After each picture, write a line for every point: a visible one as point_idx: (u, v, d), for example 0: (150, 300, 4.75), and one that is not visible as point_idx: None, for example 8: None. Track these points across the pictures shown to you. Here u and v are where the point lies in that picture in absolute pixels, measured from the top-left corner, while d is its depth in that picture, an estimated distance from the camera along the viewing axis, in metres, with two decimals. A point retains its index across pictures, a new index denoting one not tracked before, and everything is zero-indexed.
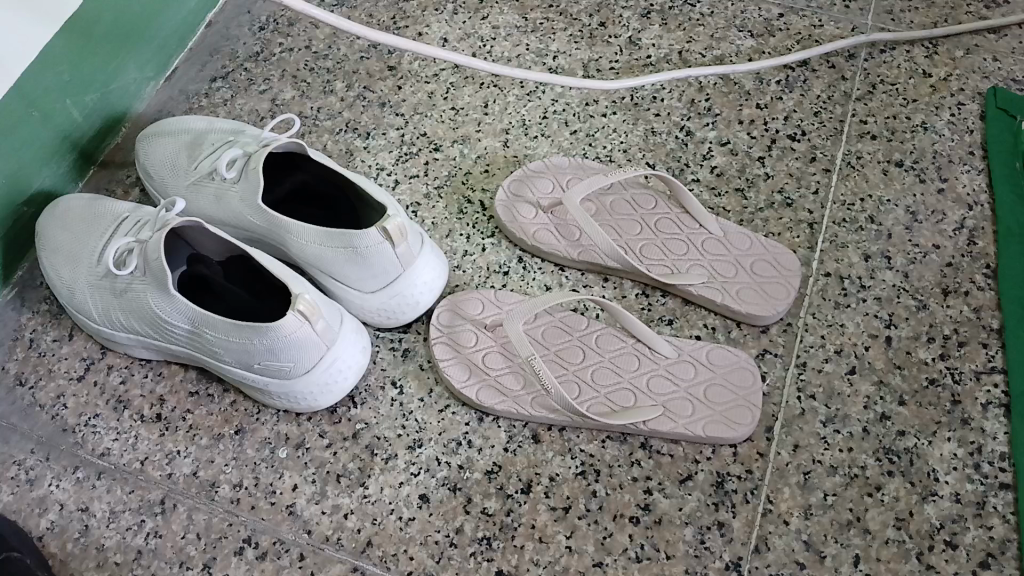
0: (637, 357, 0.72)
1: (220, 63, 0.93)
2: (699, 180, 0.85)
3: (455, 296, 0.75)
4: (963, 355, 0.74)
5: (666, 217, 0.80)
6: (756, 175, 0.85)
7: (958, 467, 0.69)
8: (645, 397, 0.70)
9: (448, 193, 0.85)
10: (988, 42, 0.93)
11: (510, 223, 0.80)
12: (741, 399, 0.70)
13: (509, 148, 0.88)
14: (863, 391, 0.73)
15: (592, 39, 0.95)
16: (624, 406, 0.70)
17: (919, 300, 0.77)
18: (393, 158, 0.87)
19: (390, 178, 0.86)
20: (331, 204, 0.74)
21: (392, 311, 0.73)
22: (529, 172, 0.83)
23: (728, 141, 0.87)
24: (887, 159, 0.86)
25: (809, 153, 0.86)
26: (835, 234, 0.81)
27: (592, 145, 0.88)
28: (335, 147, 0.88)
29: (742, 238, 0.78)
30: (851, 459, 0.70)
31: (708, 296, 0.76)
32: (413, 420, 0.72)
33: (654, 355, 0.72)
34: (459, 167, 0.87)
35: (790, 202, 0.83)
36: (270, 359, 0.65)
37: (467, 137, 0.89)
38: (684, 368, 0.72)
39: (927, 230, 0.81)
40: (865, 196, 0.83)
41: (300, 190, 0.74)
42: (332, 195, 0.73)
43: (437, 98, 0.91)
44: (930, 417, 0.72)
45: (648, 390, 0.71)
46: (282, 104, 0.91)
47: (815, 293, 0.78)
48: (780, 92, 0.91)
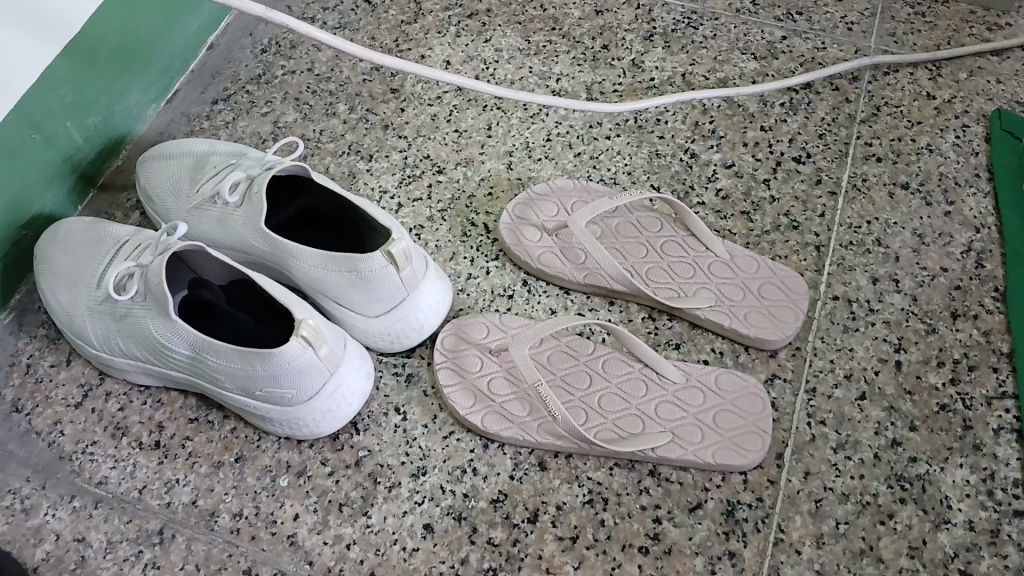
0: (645, 382, 0.72)
1: (221, 86, 0.93)
2: (705, 204, 0.85)
3: (456, 320, 0.75)
4: (973, 380, 0.74)
5: (672, 240, 0.79)
6: (762, 198, 0.85)
7: (971, 494, 0.69)
8: (654, 423, 0.70)
9: (452, 216, 0.85)
10: (991, 64, 0.93)
11: (515, 247, 0.80)
12: (750, 426, 0.70)
13: (513, 170, 0.88)
14: (873, 416, 0.72)
15: (595, 62, 0.95)
16: (633, 433, 0.69)
17: (928, 324, 0.76)
18: (396, 180, 0.87)
19: (393, 202, 0.85)
20: (337, 229, 0.72)
21: (396, 336, 0.72)
22: (534, 197, 0.82)
23: (732, 163, 0.87)
24: (892, 182, 0.85)
25: (815, 176, 0.86)
26: (841, 257, 0.80)
27: (596, 168, 0.87)
28: (337, 170, 0.88)
29: (749, 261, 0.79)
30: (863, 487, 0.69)
31: (716, 320, 0.75)
32: (417, 447, 0.70)
33: (662, 380, 0.72)
34: (463, 190, 0.86)
35: (796, 225, 0.83)
36: (273, 387, 0.64)
37: (471, 160, 0.88)
38: (692, 394, 0.71)
39: (934, 252, 0.80)
40: (872, 218, 0.83)
41: (303, 214, 0.73)
42: (338, 221, 0.72)
43: (440, 121, 0.91)
44: (941, 442, 0.71)
45: (657, 416, 0.70)
46: (284, 127, 0.91)
47: (822, 317, 0.77)
48: (784, 114, 0.90)
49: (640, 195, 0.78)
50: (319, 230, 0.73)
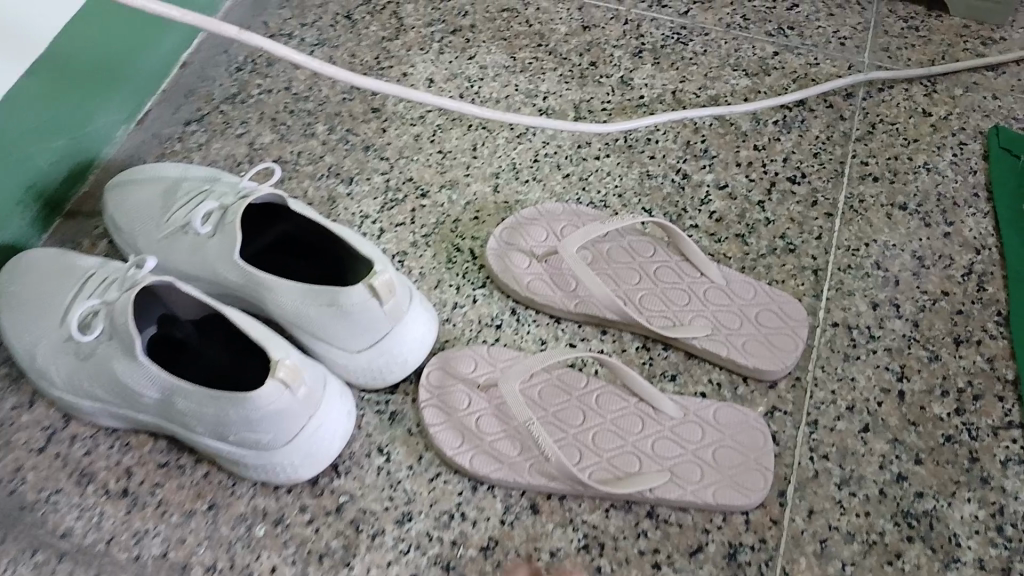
0: (640, 418, 0.69)
1: (195, 106, 0.89)
2: (698, 227, 0.82)
3: (441, 353, 0.72)
4: (979, 409, 0.71)
5: (666, 265, 0.77)
6: (757, 220, 0.82)
7: (980, 531, 0.66)
8: (651, 461, 0.67)
9: (436, 241, 0.81)
10: (987, 79, 0.91)
11: (503, 274, 0.76)
12: (751, 462, 0.67)
13: (500, 193, 0.84)
14: (877, 450, 0.69)
15: (583, 79, 0.92)
16: (629, 472, 0.66)
17: (930, 351, 0.74)
18: (378, 205, 0.83)
19: (374, 227, 0.82)
20: (316, 258, 0.69)
21: (378, 371, 0.69)
22: (523, 221, 0.79)
23: (726, 184, 0.84)
24: (890, 202, 0.83)
25: (810, 197, 0.83)
26: (840, 281, 0.78)
27: (586, 190, 0.84)
28: (316, 194, 0.84)
29: (745, 286, 0.76)
30: (868, 525, 0.66)
31: (713, 349, 0.72)
32: (402, 491, 0.67)
33: (659, 415, 0.69)
34: (447, 214, 0.83)
35: (792, 248, 0.80)
36: (249, 432, 0.61)
37: (455, 182, 0.85)
38: (689, 430, 0.68)
39: (935, 275, 0.78)
40: (870, 240, 0.80)
41: (280, 243, 0.70)
42: (318, 250, 0.69)
43: (423, 142, 0.88)
44: (948, 476, 0.68)
45: (654, 454, 0.67)
46: (260, 149, 0.87)
47: (822, 345, 0.74)
48: (778, 132, 0.88)
49: (632, 219, 0.75)
50: (297, 260, 0.69)
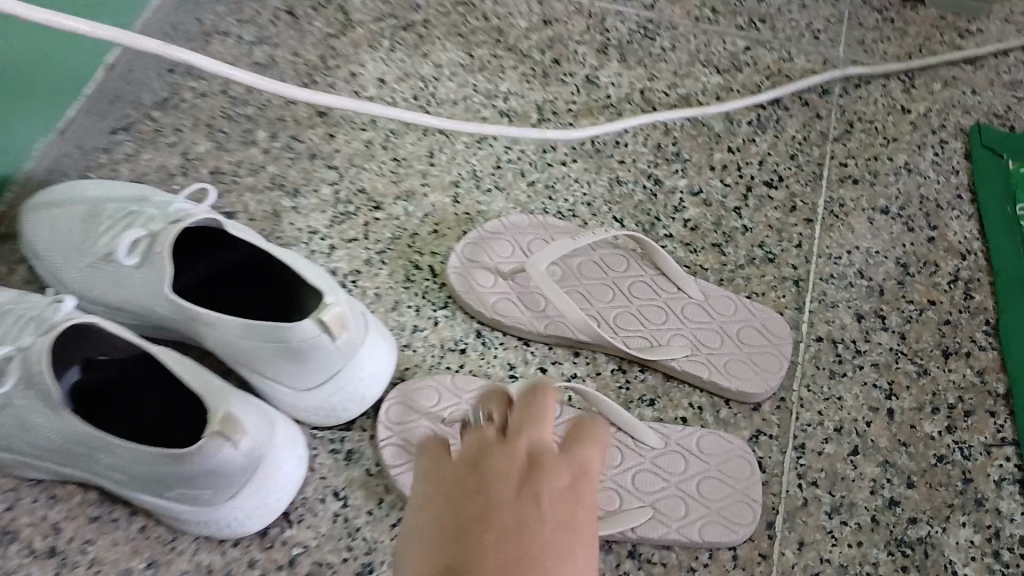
0: (620, 449, 0.64)
1: (123, 113, 0.81)
2: (672, 236, 0.77)
3: (401, 385, 0.67)
4: (971, 426, 0.68)
5: (641, 280, 0.72)
6: (733, 228, 0.78)
7: (977, 557, 0.62)
8: (632, 497, 0.63)
9: (392, 258, 0.75)
10: (966, 73, 0.88)
11: (467, 294, 0.71)
12: (739, 495, 0.64)
13: (460, 204, 0.79)
14: (868, 474, 0.66)
15: (546, 78, 0.87)
16: (610, 510, 0.62)
17: (919, 365, 0.70)
18: (327, 219, 0.77)
19: (324, 243, 0.76)
20: (259, 283, 0.63)
21: (332, 409, 0.64)
22: (487, 236, 0.74)
23: (700, 190, 0.80)
24: (871, 206, 0.79)
25: (788, 202, 0.79)
26: (823, 292, 0.74)
27: (552, 198, 0.79)
28: (258, 209, 0.77)
29: (724, 301, 0.71)
30: (861, 556, 0.62)
31: (694, 371, 0.68)
32: (361, 539, 0.63)
33: (639, 445, 0.65)
34: (404, 228, 0.77)
35: (772, 257, 0.76)
36: (188, 486, 0.57)
37: (412, 193, 0.79)
38: (671, 460, 0.65)
39: (920, 284, 0.74)
40: (852, 247, 0.76)
41: (218, 271, 0.63)
42: (260, 275, 0.62)
43: (376, 148, 0.82)
44: (941, 500, 0.64)
45: (635, 489, 0.63)
46: (196, 160, 0.80)
47: (807, 362, 0.70)
48: (752, 133, 0.83)
49: (604, 232, 0.70)
50: (238, 285, 0.63)
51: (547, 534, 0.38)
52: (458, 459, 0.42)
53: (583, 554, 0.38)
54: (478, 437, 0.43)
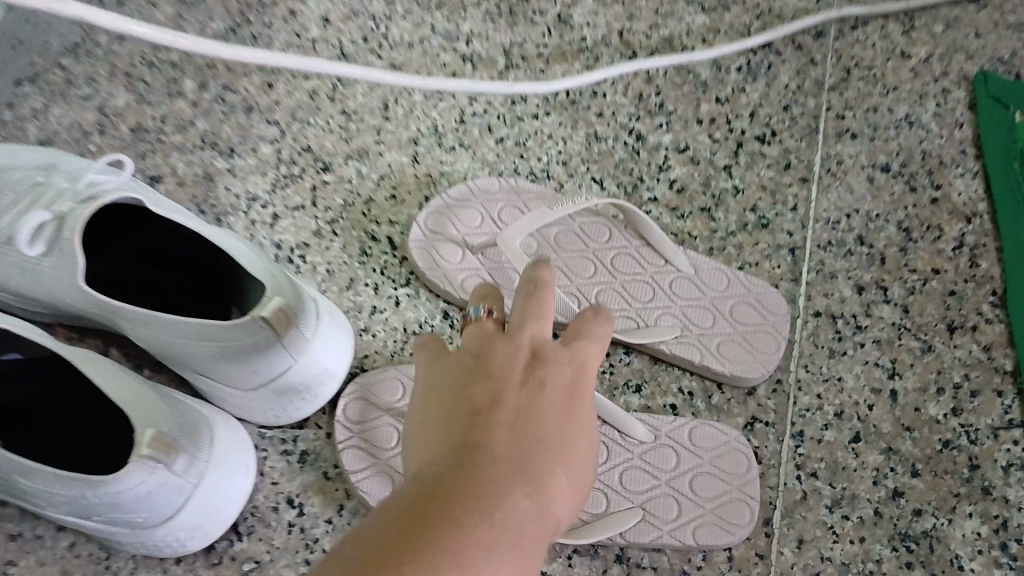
0: (605, 446, 0.58)
1: (26, 61, 0.69)
2: (657, 199, 0.70)
3: (358, 377, 0.60)
4: (977, 408, 0.63)
5: (625, 252, 0.64)
6: (724, 190, 0.71)
7: (984, 551, 0.59)
8: (620, 498, 0.57)
9: (345, 227, 0.67)
10: (969, 13, 0.80)
11: (432, 271, 0.63)
12: (735, 492, 0.58)
13: (420, 164, 0.70)
14: (870, 462, 0.61)
15: (513, 17, 0.77)
16: (596, 514, 0.56)
17: (923, 341, 0.65)
18: (268, 183, 0.68)
19: (266, 212, 0.67)
20: (191, 266, 0.55)
21: (282, 409, 0.57)
22: (451, 203, 0.65)
23: (687, 146, 0.73)
24: (871, 163, 0.72)
25: (782, 159, 0.72)
26: (821, 262, 0.68)
27: (524, 157, 0.71)
28: (188, 171, 0.68)
29: (716, 274, 0.65)
30: (865, 553, 0.58)
31: (683, 355, 0.61)
32: (321, 552, 0.56)
33: (626, 440, 0.59)
34: (357, 192, 0.68)
35: (766, 222, 0.69)
36: (116, 512, 0.49)
37: (365, 151, 0.70)
38: (662, 455, 0.59)
39: (924, 251, 0.69)
40: (851, 210, 0.70)
41: (144, 255, 0.55)
42: (191, 257, 0.55)
43: (322, 100, 0.71)
44: (947, 489, 0.60)
45: (623, 489, 0.57)
46: (114, 115, 0.69)
47: (805, 340, 0.65)
48: (743, 81, 0.76)
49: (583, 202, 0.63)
50: (166, 266, 0.55)
51: (551, 415, 0.39)
52: (460, 349, 0.43)
53: (582, 438, 0.40)
54: (478, 329, 0.44)
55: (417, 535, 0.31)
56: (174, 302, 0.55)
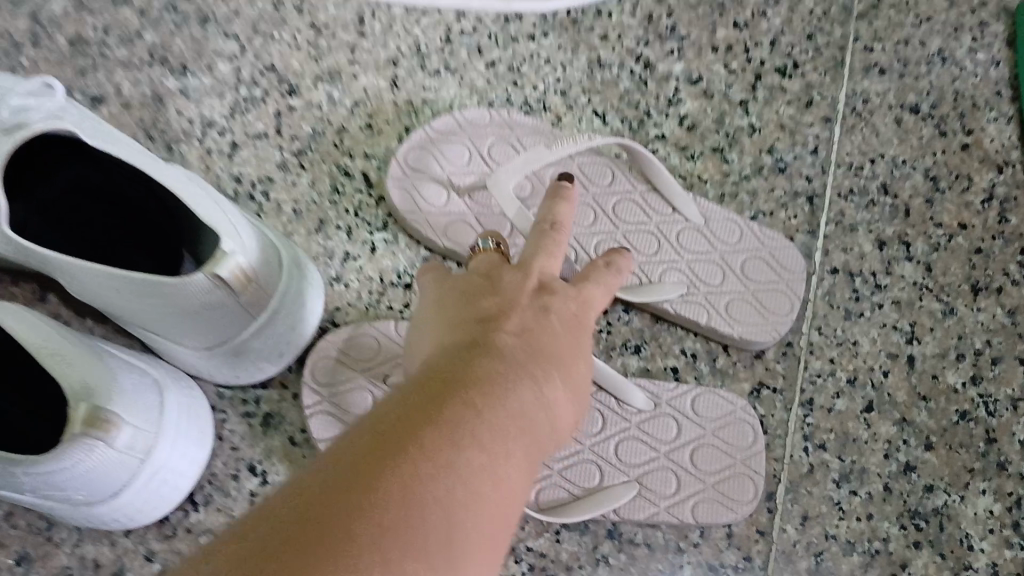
0: (601, 415, 0.54)
1: None
2: (665, 136, 0.64)
3: (322, 339, 0.54)
4: (998, 377, 0.58)
5: (629, 197, 0.58)
6: (738, 128, 0.64)
7: (996, 530, 0.55)
8: (616, 471, 0.53)
9: (315, 161, 0.60)
10: None
11: (412, 213, 0.56)
12: (738, 464, 0.55)
13: (400, 90, 0.63)
14: (882, 434, 0.57)
15: None
16: (589, 488, 0.53)
17: (945, 303, 0.60)
18: (226, 108, 0.60)
19: (225, 140, 0.59)
20: (133, 206, 0.49)
21: (244, 368, 0.52)
22: (436, 137, 0.58)
23: (700, 77, 0.66)
24: (899, 103, 0.66)
25: (803, 96, 0.65)
26: (840, 213, 0.62)
27: (518, 84, 0.64)
28: (134, 92, 0.60)
29: (727, 224, 0.59)
30: (872, 530, 0.55)
31: (690, 315, 0.56)
32: None
33: (624, 408, 0.55)
34: (328, 120, 0.61)
35: (783, 166, 0.64)
36: (58, 491, 0.44)
37: (338, 73, 0.62)
38: (663, 425, 0.55)
39: (950, 203, 0.63)
40: (876, 155, 0.64)
41: (86, 190, 0.48)
42: (134, 196, 0.49)
43: (289, 12, 0.63)
44: (961, 464, 0.56)
45: (619, 462, 0.53)
46: (49, 23, 0.60)
47: (819, 299, 0.60)
48: (763, 5, 0.68)
49: (589, 141, 0.56)
50: (103, 205, 0.49)
51: (559, 336, 0.42)
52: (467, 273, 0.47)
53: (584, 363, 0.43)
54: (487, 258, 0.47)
55: (432, 413, 0.33)
56: (109, 245, 0.49)
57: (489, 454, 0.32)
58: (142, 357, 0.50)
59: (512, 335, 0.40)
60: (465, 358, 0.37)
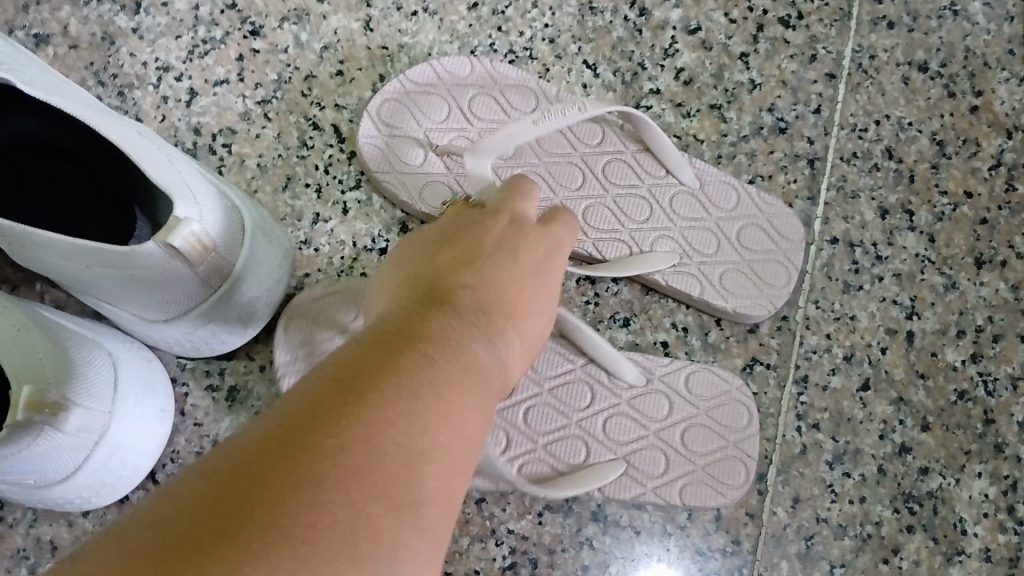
0: (588, 388, 0.52)
1: None
2: (660, 92, 0.59)
3: (297, 299, 0.50)
4: (999, 355, 0.56)
5: (619, 158, 0.55)
6: (738, 84, 0.60)
7: (990, 514, 0.53)
8: (602, 449, 0.51)
9: (282, 113, 0.55)
10: None
11: (386, 176, 0.53)
12: (731, 447, 0.52)
13: (374, 34, 0.57)
14: (878, 414, 0.54)
15: None
16: (573, 464, 0.50)
17: (947, 277, 0.57)
18: (184, 51, 0.55)
19: (182, 84, 0.55)
20: (79, 158, 0.45)
21: (204, 343, 0.48)
22: (411, 91, 0.54)
23: (698, 27, 0.61)
24: (908, 60, 0.61)
25: (807, 49, 0.61)
26: (843, 178, 0.59)
27: (503, 30, 0.59)
28: (83, 31, 0.55)
29: (724, 189, 0.55)
30: (864, 514, 0.53)
31: (681, 286, 0.54)
32: None
33: (614, 383, 0.52)
34: (295, 66, 0.56)
35: (784, 126, 0.60)
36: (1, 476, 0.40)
37: (306, 13, 0.57)
38: (653, 403, 0.52)
39: (957, 169, 0.60)
40: (881, 116, 0.60)
41: (38, 144, 0.45)
42: (82, 148, 0.45)
43: None
44: (957, 445, 0.54)
45: (606, 439, 0.51)
46: None
47: (818, 271, 0.57)
48: None
49: (583, 111, 0.50)
50: (47, 156, 0.45)
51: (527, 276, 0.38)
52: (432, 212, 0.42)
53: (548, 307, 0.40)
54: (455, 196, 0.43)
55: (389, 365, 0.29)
56: (55, 199, 0.45)
57: (427, 434, 0.28)
58: (98, 327, 0.47)
59: (460, 291, 0.35)
60: (404, 321, 0.32)
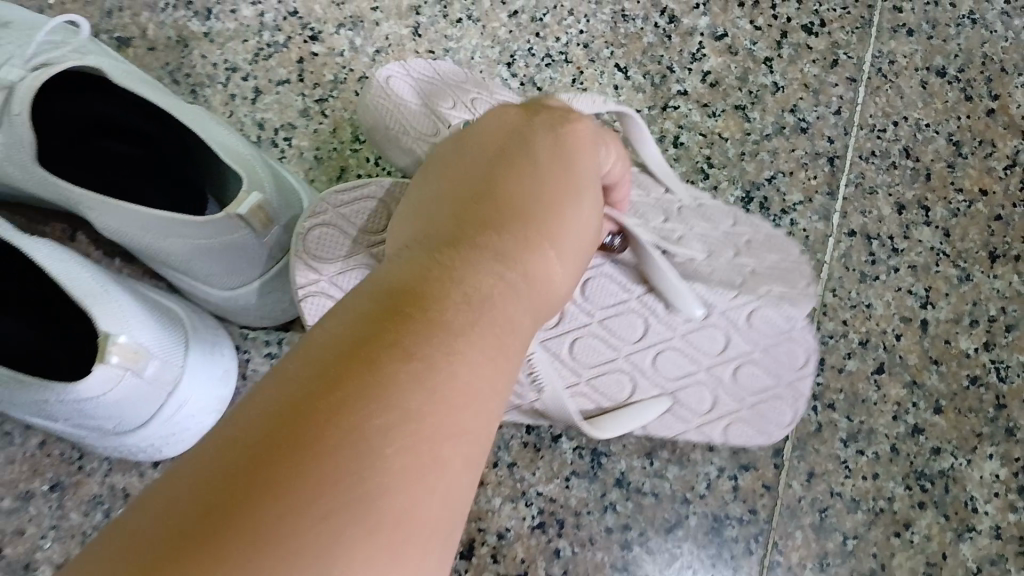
0: (642, 320, 0.52)
1: None
2: (687, 93, 0.63)
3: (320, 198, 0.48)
4: (1011, 343, 0.58)
5: None
6: (761, 86, 0.64)
7: (1000, 494, 0.55)
8: (649, 381, 0.53)
9: (337, 110, 0.60)
10: None
11: (403, 135, 0.54)
12: (780, 390, 0.54)
13: (423, 40, 0.63)
14: (892, 396, 0.57)
15: None
16: (619, 397, 0.53)
17: (961, 269, 0.60)
18: (250, 53, 0.61)
19: (248, 85, 0.61)
20: (149, 143, 0.51)
21: (260, 311, 0.53)
22: (416, 75, 0.56)
23: (724, 33, 0.65)
24: (926, 65, 0.65)
25: (829, 54, 0.65)
26: (861, 174, 0.62)
27: (541, 37, 0.63)
28: (159, 34, 0.61)
29: (718, 212, 0.57)
30: (876, 490, 0.55)
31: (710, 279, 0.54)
32: None
33: (670, 316, 0.52)
34: (350, 67, 0.61)
35: (805, 126, 0.63)
36: (86, 420, 0.45)
37: (361, 20, 0.62)
38: (708, 335, 0.53)
39: (973, 168, 0.62)
40: (899, 117, 0.63)
41: (116, 130, 0.51)
42: (145, 133, 0.51)
43: None
44: (970, 428, 0.57)
45: (653, 371, 0.53)
46: None
47: (835, 261, 0.60)
48: None
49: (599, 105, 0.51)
50: (112, 138, 0.51)
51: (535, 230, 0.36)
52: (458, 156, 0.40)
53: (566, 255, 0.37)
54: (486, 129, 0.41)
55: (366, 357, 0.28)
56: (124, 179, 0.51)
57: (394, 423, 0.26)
58: (169, 296, 0.52)
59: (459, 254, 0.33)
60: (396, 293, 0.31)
